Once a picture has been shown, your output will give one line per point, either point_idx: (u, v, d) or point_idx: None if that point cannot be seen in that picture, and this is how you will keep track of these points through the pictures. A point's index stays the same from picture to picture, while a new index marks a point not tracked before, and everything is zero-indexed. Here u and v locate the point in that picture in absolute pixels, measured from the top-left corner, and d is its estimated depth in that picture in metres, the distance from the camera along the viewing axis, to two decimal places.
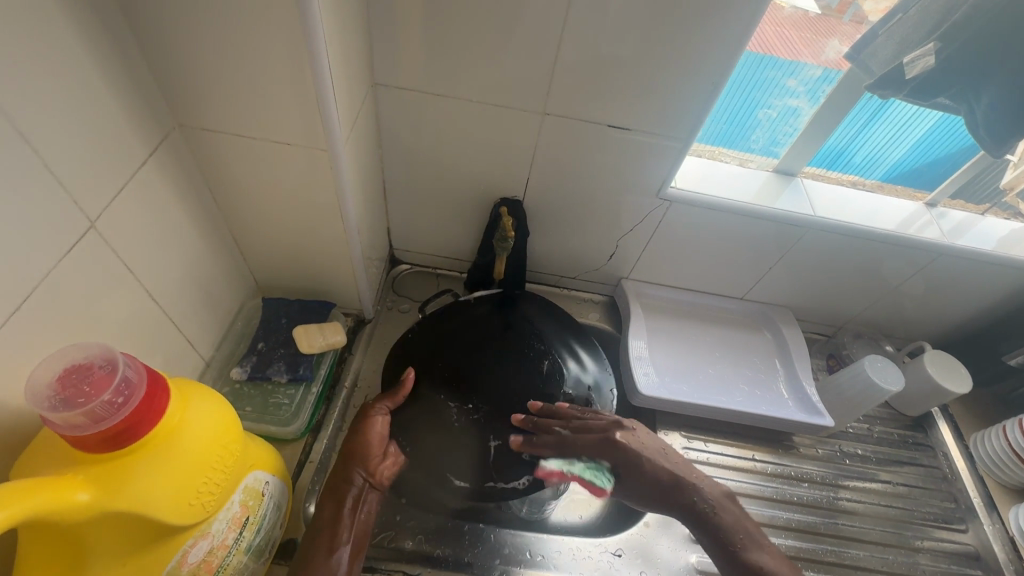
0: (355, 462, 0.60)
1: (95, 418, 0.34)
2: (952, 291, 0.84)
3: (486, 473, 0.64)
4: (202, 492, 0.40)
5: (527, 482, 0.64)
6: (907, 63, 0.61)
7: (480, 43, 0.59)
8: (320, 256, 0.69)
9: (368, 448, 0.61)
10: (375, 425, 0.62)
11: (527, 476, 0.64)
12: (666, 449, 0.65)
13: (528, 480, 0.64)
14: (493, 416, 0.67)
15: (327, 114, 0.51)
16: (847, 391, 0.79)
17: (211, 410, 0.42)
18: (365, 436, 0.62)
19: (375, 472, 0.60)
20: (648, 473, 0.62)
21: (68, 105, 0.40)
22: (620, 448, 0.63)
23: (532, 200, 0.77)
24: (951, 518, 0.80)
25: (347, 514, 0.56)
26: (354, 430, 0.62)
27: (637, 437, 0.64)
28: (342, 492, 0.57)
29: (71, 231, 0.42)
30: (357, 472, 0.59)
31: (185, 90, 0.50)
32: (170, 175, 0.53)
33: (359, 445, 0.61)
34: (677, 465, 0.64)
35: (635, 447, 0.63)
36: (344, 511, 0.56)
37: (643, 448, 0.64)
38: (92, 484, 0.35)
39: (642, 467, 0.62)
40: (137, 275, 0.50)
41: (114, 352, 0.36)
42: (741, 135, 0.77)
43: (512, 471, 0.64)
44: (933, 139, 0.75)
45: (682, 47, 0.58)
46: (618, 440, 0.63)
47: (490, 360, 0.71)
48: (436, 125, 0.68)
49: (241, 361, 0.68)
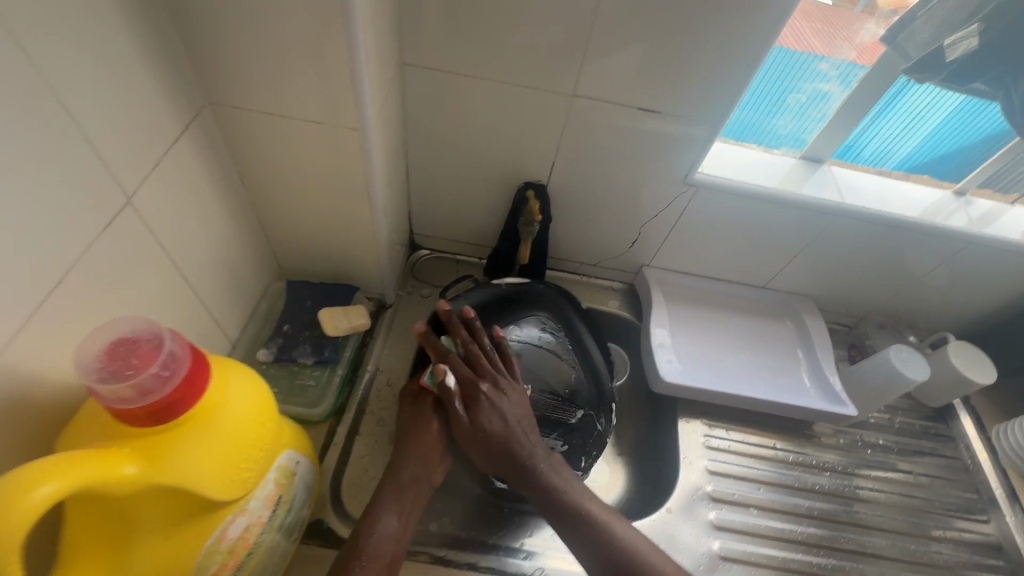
0: (419, 454, 0.61)
1: (142, 391, 0.34)
2: (978, 281, 0.83)
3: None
4: (242, 468, 0.40)
5: None
6: (947, 46, 0.60)
7: (511, 23, 0.59)
8: (344, 240, 0.69)
9: (432, 442, 0.62)
10: (437, 419, 0.63)
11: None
12: (523, 420, 0.62)
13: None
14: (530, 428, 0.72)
15: (360, 93, 0.50)
16: (870, 381, 0.79)
17: (251, 387, 0.42)
18: (429, 429, 0.62)
19: (431, 469, 0.61)
20: (485, 437, 0.61)
21: (107, 78, 0.39)
22: (475, 400, 0.62)
23: (556, 185, 0.77)
24: (972, 508, 0.80)
25: (412, 503, 0.58)
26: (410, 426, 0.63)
27: (499, 399, 0.62)
28: (400, 483, 0.58)
29: (109, 206, 0.42)
30: (419, 463, 0.61)
31: (218, 68, 0.50)
32: (200, 153, 0.53)
33: (424, 438, 0.62)
34: (522, 435, 0.61)
35: (490, 407, 0.61)
36: (404, 501, 0.57)
37: (500, 412, 0.61)
38: (138, 457, 0.35)
39: (484, 429, 0.61)
40: (169, 253, 0.50)
41: (160, 327, 0.36)
42: (769, 121, 0.76)
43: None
44: (943, 132, 0.75)
45: (717, 28, 0.57)
46: (480, 393, 0.62)
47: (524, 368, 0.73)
48: (463, 107, 0.68)
49: (266, 343, 0.68)
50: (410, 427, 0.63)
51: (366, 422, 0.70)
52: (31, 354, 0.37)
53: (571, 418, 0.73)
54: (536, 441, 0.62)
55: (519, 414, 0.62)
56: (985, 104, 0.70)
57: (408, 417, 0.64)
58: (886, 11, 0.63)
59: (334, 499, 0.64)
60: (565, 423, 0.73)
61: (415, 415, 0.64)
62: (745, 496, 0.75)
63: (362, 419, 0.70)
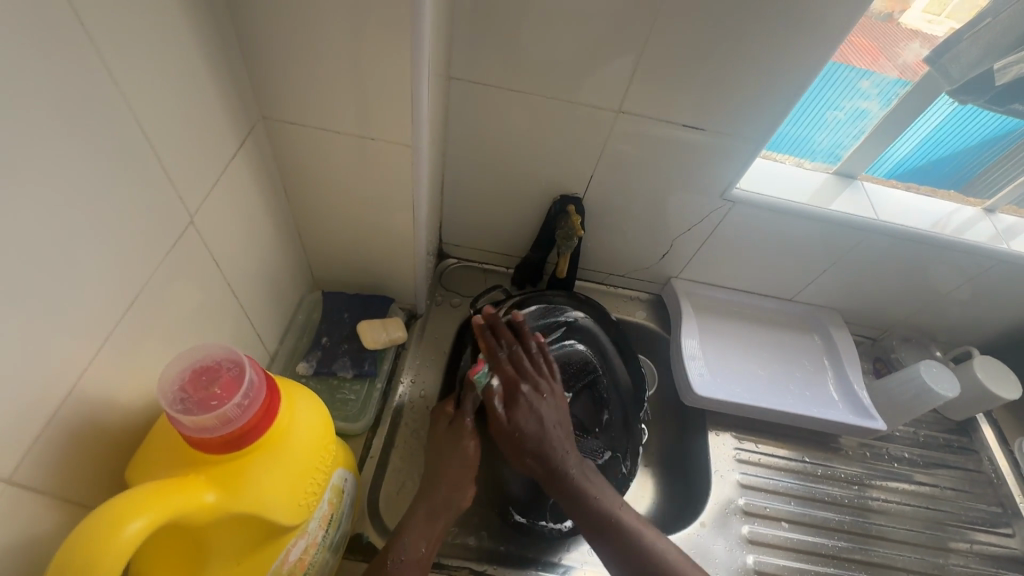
0: (452, 482, 0.61)
1: (225, 420, 0.33)
2: (1004, 297, 0.84)
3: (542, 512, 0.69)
4: (307, 493, 0.40)
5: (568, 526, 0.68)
6: (997, 70, 0.63)
7: (562, 38, 0.59)
8: (383, 252, 0.68)
9: (467, 468, 0.62)
10: (474, 444, 0.64)
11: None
12: (561, 423, 0.64)
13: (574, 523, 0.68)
14: None
15: (416, 111, 0.50)
16: (898, 395, 0.80)
17: (314, 410, 0.42)
18: (466, 453, 0.63)
19: (460, 489, 0.62)
20: (521, 438, 0.62)
21: (178, 94, 0.39)
22: (515, 400, 0.62)
23: (592, 197, 0.77)
24: (996, 522, 0.81)
25: (439, 529, 0.59)
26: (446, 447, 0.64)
27: (539, 402, 0.63)
28: (434, 501, 0.60)
29: (175, 224, 0.41)
30: (451, 484, 0.61)
31: (276, 84, 0.49)
32: (253, 167, 0.52)
33: (460, 464, 0.62)
34: (556, 439, 0.62)
35: (529, 408, 0.62)
36: (434, 518, 0.58)
37: (537, 414, 0.62)
38: (215, 484, 0.35)
39: (521, 431, 0.61)
40: (222, 269, 0.50)
41: (239, 354, 0.36)
42: (805, 138, 0.76)
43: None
44: (950, 137, 0.74)
45: (766, 47, 0.57)
46: (520, 395, 0.63)
47: None
48: (505, 120, 0.68)
49: (306, 356, 0.68)
50: (446, 449, 0.63)
51: (402, 435, 0.70)
52: (105, 378, 0.37)
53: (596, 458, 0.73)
54: (571, 455, 0.62)
55: (557, 418, 0.64)
56: (979, 111, 0.70)
57: (443, 439, 0.64)
58: (881, 16, 0.63)
59: (373, 514, 0.63)
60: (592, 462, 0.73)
61: (450, 439, 0.64)
62: (774, 510, 0.76)
63: (398, 432, 0.70)
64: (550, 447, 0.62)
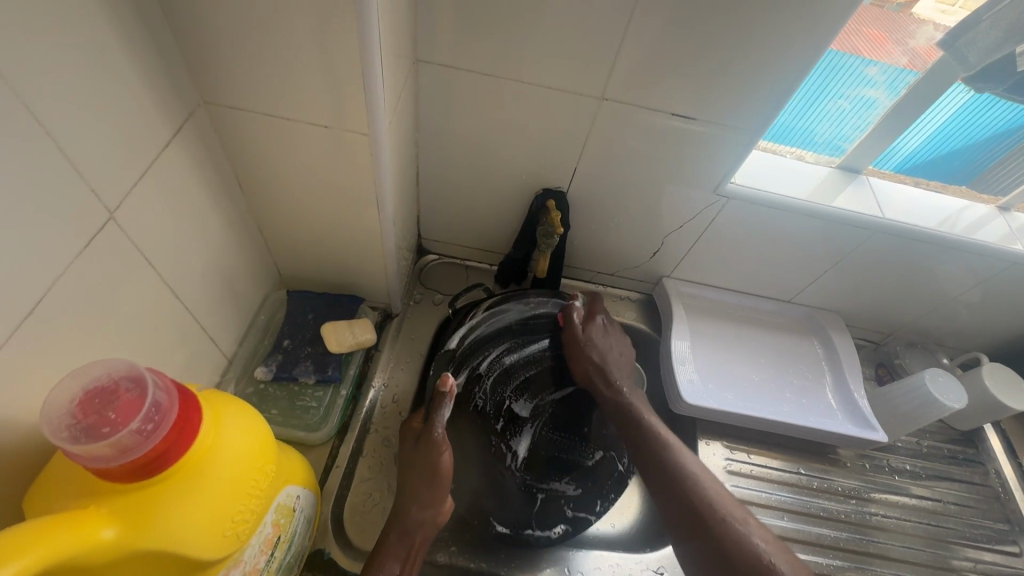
0: (427, 500, 0.59)
1: (121, 449, 0.30)
2: (1017, 303, 0.78)
3: (528, 519, 0.64)
4: (236, 522, 0.36)
5: (560, 532, 0.64)
6: (1020, 54, 0.57)
7: (536, 20, 0.54)
8: (349, 249, 0.64)
9: (439, 481, 0.59)
10: (447, 453, 0.60)
11: (561, 525, 0.65)
12: (622, 354, 0.74)
13: (564, 528, 0.65)
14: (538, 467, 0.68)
15: (371, 97, 0.45)
16: (901, 405, 0.76)
17: (245, 427, 0.38)
18: (438, 467, 0.59)
19: (438, 505, 0.59)
20: (590, 350, 0.72)
21: (82, 76, 0.35)
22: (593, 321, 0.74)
23: (576, 192, 0.72)
24: (1003, 539, 0.76)
25: (416, 543, 0.57)
26: (421, 455, 0.60)
27: (610, 331, 0.74)
28: (405, 522, 0.56)
29: (86, 223, 0.37)
30: (426, 507, 0.58)
31: (213, 66, 0.45)
32: (193, 158, 0.48)
33: (427, 478, 0.59)
34: (615, 364, 0.72)
35: (600, 331, 0.73)
36: (410, 537, 0.56)
37: (605, 339, 0.74)
38: (117, 518, 0.31)
39: (591, 345, 0.72)
40: (158, 269, 0.46)
41: (142, 371, 0.32)
42: (807, 129, 0.70)
43: (551, 518, 0.65)
44: (955, 125, 0.69)
45: (761, 30, 0.53)
46: (595, 320, 0.74)
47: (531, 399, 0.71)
48: (479, 109, 0.63)
49: (265, 360, 0.64)
50: (415, 465, 0.60)
51: (371, 443, 0.66)
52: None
53: (586, 459, 0.69)
54: (623, 382, 0.71)
55: (619, 349, 0.74)
56: (995, 102, 0.65)
57: (412, 456, 0.61)
58: (893, 6, 0.59)
59: (338, 528, 0.60)
60: (578, 465, 0.69)
61: (419, 454, 0.60)
62: (767, 525, 0.72)
63: (367, 439, 0.66)
64: (606, 364, 0.72)
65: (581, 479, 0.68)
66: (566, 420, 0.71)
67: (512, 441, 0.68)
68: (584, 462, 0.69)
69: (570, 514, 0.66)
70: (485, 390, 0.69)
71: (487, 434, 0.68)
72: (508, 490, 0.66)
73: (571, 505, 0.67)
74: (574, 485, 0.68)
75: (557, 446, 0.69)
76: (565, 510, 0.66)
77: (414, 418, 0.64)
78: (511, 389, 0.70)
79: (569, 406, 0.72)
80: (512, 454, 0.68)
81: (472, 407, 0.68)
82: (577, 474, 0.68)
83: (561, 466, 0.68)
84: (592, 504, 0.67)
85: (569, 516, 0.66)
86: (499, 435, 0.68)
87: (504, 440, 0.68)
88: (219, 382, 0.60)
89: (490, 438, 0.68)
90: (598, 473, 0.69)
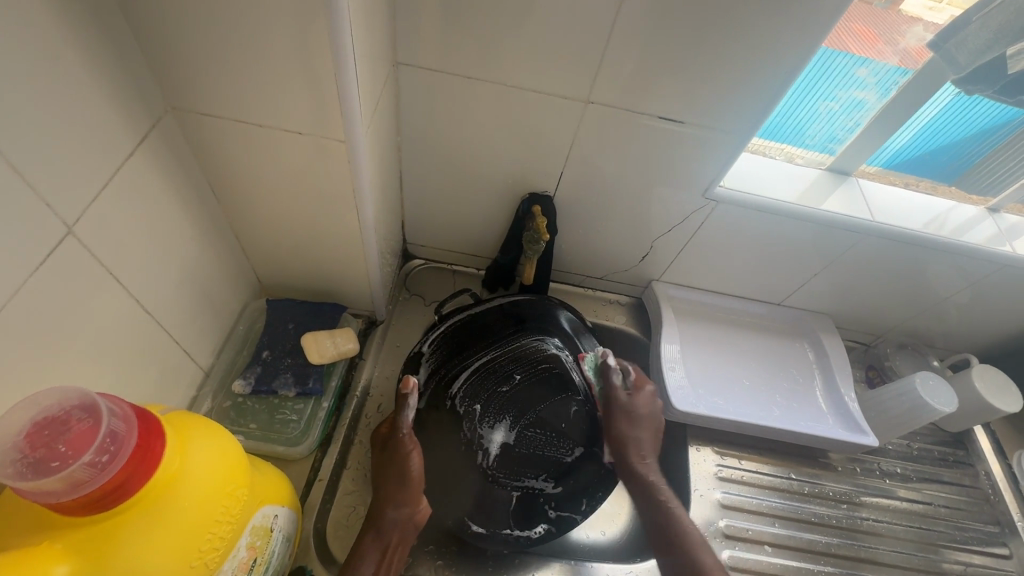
0: (402, 499, 0.57)
1: (76, 483, 0.28)
2: (1005, 305, 0.78)
3: (506, 518, 0.63)
4: (206, 550, 0.34)
5: (542, 532, 0.63)
6: (1010, 57, 0.56)
7: (519, 24, 0.53)
8: (329, 258, 0.62)
9: (411, 484, 0.57)
10: (415, 456, 0.58)
11: (543, 526, 0.64)
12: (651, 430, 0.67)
13: (545, 529, 0.63)
14: (512, 462, 0.65)
15: (347, 104, 0.44)
16: (892, 408, 0.75)
17: (215, 449, 0.36)
18: (406, 470, 0.58)
19: (415, 510, 0.58)
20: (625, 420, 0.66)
21: (34, 83, 0.33)
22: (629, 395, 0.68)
23: (563, 196, 0.71)
24: (993, 541, 0.76)
25: (394, 550, 0.56)
26: (389, 460, 0.58)
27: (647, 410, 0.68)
28: (382, 526, 0.55)
29: (44, 238, 0.36)
30: (403, 511, 0.57)
31: (181, 73, 0.43)
32: (161, 166, 0.46)
33: (399, 480, 0.57)
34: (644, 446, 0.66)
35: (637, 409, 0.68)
36: (383, 550, 0.54)
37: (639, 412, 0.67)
38: (74, 554, 0.29)
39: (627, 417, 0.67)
40: (126, 285, 0.44)
41: (95, 399, 0.30)
42: (797, 129, 0.69)
43: (532, 519, 0.64)
44: (939, 125, 0.68)
45: (747, 35, 0.52)
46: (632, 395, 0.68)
47: (525, 398, 0.67)
48: (462, 113, 0.61)
49: (243, 372, 0.62)
50: (387, 467, 0.58)
51: (354, 455, 0.64)
52: None
53: (567, 456, 0.67)
54: (649, 456, 0.66)
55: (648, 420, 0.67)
56: (979, 101, 0.64)
57: (381, 462, 0.59)
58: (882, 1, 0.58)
59: (320, 544, 0.58)
60: (555, 462, 0.66)
61: (387, 459, 0.59)
62: (758, 533, 0.71)
63: (350, 451, 0.64)
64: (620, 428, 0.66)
65: (561, 477, 0.66)
66: (547, 417, 0.67)
67: (485, 434, 0.65)
68: (563, 458, 0.67)
69: (552, 515, 0.65)
70: (463, 378, 0.66)
71: (458, 421, 0.64)
72: (484, 491, 0.63)
73: (553, 505, 0.65)
74: (553, 483, 0.66)
75: (533, 442, 0.66)
76: (546, 509, 0.65)
77: (382, 424, 0.62)
78: (492, 385, 0.66)
79: (554, 404, 0.68)
80: (485, 451, 0.64)
81: (446, 401, 0.65)
82: (556, 472, 0.66)
83: (538, 463, 0.66)
84: (577, 503, 0.65)
85: (549, 516, 0.64)
86: (472, 425, 0.65)
87: (478, 435, 0.65)
88: (195, 396, 0.58)
89: (462, 427, 0.64)
90: (581, 471, 0.67)
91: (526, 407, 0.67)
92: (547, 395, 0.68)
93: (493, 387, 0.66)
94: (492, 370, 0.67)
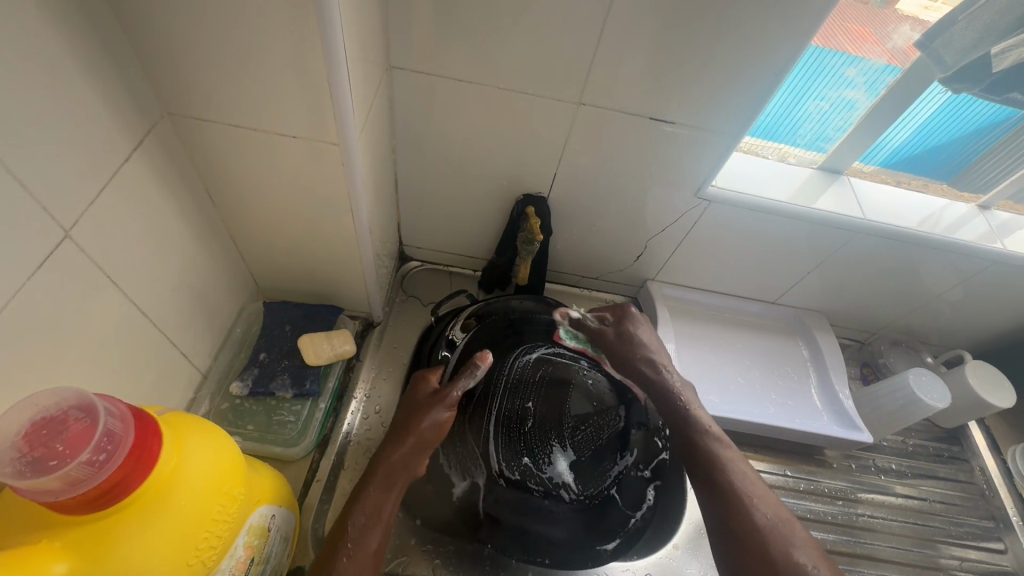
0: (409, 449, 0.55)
1: (73, 481, 0.29)
2: (997, 301, 0.79)
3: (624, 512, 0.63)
4: (202, 548, 0.35)
5: (653, 494, 0.65)
6: (995, 55, 0.57)
7: (509, 27, 0.53)
8: (324, 260, 0.63)
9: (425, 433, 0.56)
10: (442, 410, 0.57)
11: (650, 487, 0.65)
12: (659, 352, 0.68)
13: (653, 485, 0.66)
14: (582, 470, 0.63)
15: (340, 107, 0.44)
16: (886, 403, 0.76)
17: (211, 450, 0.37)
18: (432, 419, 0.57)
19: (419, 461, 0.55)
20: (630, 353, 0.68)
21: (31, 90, 0.34)
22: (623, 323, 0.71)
23: (557, 197, 0.71)
24: (989, 536, 0.77)
25: (396, 496, 0.52)
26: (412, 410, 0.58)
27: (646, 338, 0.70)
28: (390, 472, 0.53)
29: (41, 243, 0.36)
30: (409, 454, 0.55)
31: (176, 78, 0.43)
32: (157, 170, 0.47)
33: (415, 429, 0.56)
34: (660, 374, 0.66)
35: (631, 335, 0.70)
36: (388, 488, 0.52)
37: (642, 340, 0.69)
38: (72, 552, 0.30)
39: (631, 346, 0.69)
40: (124, 288, 0.45)
41: (93, 399, 0.31)
42: (789, 129, 0.70)
43: (637, 493, 0.65)
44: (934, 124, 0.68)
45: (735, 36, 0.52)
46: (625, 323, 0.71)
47: (546, 407, 0.65)
48: (455, 116, 0.62)
49: (241, 374, 0.62)
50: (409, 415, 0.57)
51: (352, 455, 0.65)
52: None
53: (618, 422, 0.67)
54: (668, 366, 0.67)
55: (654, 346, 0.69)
56: (975, 100, 0.65)
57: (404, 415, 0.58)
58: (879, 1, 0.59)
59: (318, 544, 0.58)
60: (615, 436, 0.66)
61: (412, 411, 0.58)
62: None
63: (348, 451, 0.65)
64: (628, 352, 0.68)
65: (627, 443, 0.66)
66: (578, 409, 0.66)
67: (551, 472, 0.62)
68: (618, 426, 0.66)
69: (647, 472, 0.66)
70: (491, 445, 0.62)
71: (523, 488, 0.61)
72: (586, 513, 0.62)
73: (641, 464, 0.66)
74: (627, 453, 0.66)
75: (586, 444, 0.64)
76: (641, 474, 0.66)
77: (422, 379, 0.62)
78: (517, 430, 0.63)
79: (573, 395, 0.66)
80: (564, 486, 0.62)
81: (501, 479, 0.61)
82: (622, 444, 0.66)
83: (604, 454, 0.65)
84: (653, 447, 0.67)
85: (647, 476, 0.66)
86: (535, 477, 0.62)
87: (547, 479, 0.62)
88: (193, 398, 0.59)
89: (529, 484, 0.61)
90: (641, 429, 0.67)
91: (558, 420, 0.65)
92: (564, 394, 0.66)
93: (516, 422, 0.63)
94: (510, 409, 0.64)
